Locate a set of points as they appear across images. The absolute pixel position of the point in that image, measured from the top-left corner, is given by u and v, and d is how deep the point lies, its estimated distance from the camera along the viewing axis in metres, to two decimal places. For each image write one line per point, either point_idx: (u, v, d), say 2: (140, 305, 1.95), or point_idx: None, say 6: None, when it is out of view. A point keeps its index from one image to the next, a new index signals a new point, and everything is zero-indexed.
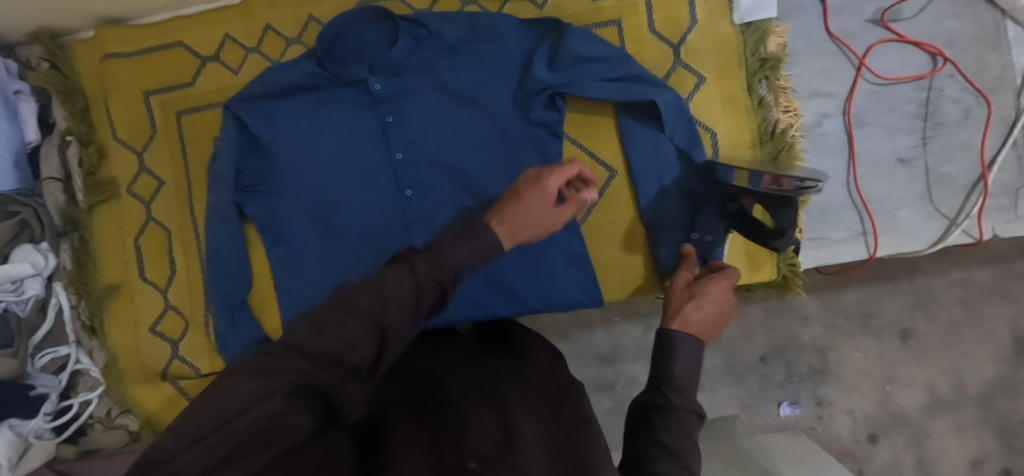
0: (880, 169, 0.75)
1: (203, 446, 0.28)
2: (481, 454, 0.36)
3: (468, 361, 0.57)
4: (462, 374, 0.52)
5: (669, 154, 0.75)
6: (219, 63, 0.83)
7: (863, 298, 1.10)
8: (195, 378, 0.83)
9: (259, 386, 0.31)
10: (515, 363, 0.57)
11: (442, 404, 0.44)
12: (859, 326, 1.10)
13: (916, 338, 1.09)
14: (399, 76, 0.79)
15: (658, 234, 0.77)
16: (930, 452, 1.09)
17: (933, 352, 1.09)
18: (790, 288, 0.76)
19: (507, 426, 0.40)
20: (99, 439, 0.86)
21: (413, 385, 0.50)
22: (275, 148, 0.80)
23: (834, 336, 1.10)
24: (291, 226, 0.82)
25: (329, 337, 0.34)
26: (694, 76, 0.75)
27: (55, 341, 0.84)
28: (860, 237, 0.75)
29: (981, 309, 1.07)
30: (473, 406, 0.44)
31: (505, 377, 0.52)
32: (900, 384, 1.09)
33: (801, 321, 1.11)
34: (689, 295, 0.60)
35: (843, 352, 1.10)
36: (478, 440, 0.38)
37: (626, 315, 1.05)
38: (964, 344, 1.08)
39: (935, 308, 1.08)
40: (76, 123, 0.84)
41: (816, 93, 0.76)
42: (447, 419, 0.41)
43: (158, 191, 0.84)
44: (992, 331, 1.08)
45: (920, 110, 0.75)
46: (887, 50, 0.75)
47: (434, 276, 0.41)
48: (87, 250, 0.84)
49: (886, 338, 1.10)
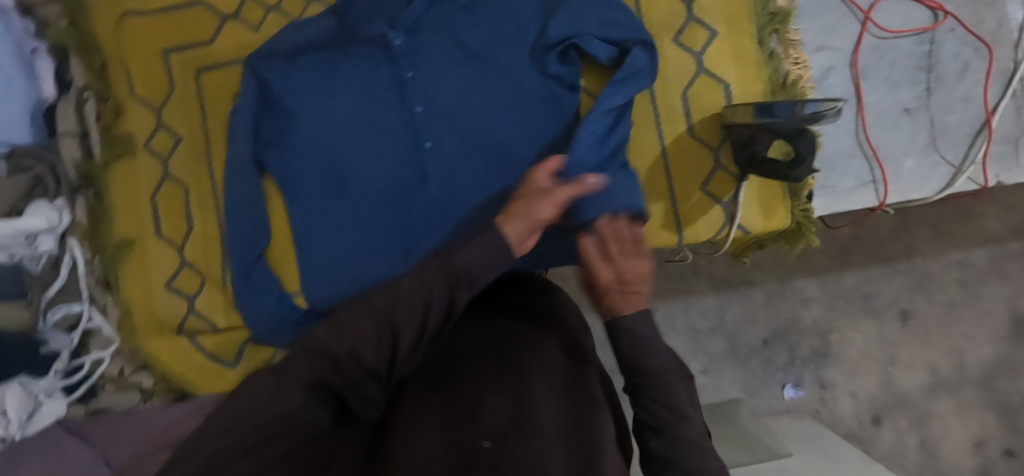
0: (888, 119, 0.78)
1: (229, 442, 0.32)
2: (494, 435, 0.37)
3: (478, 327, 0.54)
4: (470, 340, 0.52)
5: (676, 106, 0.78)
6: (239, 21, 0.84)
7: (864, 280, 1.11)
8: (213, 334, 0.83)
9: (279, 384, 0.35)
10: (528, 325, 0.55)
11: (454, 379, 0.45)
12: (860, 308, 1.11)
13: (915, 319, 1.10)
14: (415, 33, 0.81)
15: (676, 183, 0.78)
16: (934, 433, 1.09)
17: (933, 333, 1.10)
18: (804, 236, 0.78)
19: (519, 406, 0.41)
20: (110, 400, 0.85)
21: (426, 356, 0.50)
22: (292, 104, 0.81)
23: (835, 318, 1.11)
24: (306, 182, 0.82)
25: (347, 336, 0.39)
26: (705, 31, 0.78)
27: (66, 299, 0.83)
28: (870, 186, 0.77)
29: (978, 289, 1.08)
30: (486, 381, 0.44)
31: (517, 342, 0.51)
32: (903, 367, 1.10)
33: (802, 304, 1.12)
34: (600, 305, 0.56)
35: (846, 334, 1.11)
36: (490, 420, 0.39)
37: None
38: (966, 326, 1.09)
39: (936, 290, 1.09)
40: (94, 81, 0.84)
41: (823, 47, 0.78)
42: (461, 399, 0.42)
43: (176, 147, 0.84)
44: (990, 310, 1.09)
45: (923, 63, 0.77)
46: (890, 5, 0.77)
47: (447, 272, 0.45)
48: (102, 204, 0.83)
49: (887, 320, 1.10)
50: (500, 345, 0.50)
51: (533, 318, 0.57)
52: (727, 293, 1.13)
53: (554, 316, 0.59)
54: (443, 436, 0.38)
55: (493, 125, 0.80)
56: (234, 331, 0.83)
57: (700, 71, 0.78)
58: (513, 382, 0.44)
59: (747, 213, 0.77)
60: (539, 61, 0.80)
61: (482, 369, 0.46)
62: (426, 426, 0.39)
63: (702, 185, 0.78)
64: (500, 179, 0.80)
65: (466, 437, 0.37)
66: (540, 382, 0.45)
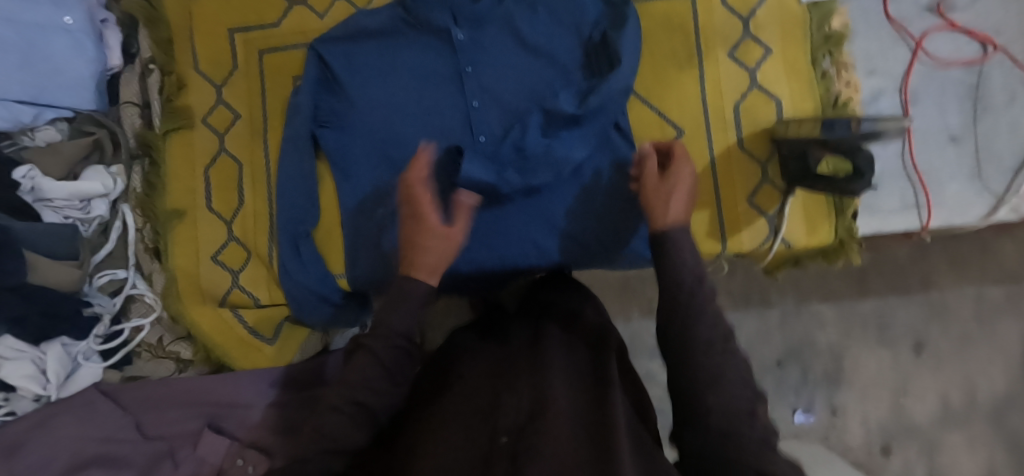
0: (933, 144, 0.80)
1: None
2: (511, 429, 0.44)
3: (483, 350, 0.63)
4: (486, 362, 0.59)
5: (729, 117, 0.80)
6: (305, 7, 0.86)
7: (882, 308, 1.10)
8: (254, 308, 0.84)
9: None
10: (537, 330, 0.61)
11: (470, 392, 0.53)
12: (874, 337, 1.10)
13: (930, 350, 1.09)
14: (478, 28, 0.82)
15: (725, 193, 0.80)
16: (941, 464, 1.08)
17: (947, 364, 1.09)
18: (845, 254, 0.79)
19: (536, 396, 0.46)
20: (145, 368, 0.86)
21: (439, 386, 0.59)
22: (353, 89, 0.83)
23: (850, 343, 1.10)
24: (361, 163, 0.83)
25: (318, 430, 0.48)
26: (761, 48, 0.80)
27: (113, 264, 0.85)
28: (913, 209, 0.79)
29: (993, 324, 1.08)
30: (496, 388, 0.51)
31: (522, 351, 0.58)
32: (914, 398, 1.08)
33: (818, 326, 1.11)
34: (667, 195, 0.57)
35: (858, 359, 1.10)
36: (509, 416, 0.45)
37: (646, 311, 1.05)
38: (980, 360, 1.08)
39: (952, 323, 1.09)
40: (159, 53, 0.86)
41: (873, 71, 0.81)
42: (483, 408, 0.49)
43: (232, 124, 0.86)
44: (1004, 346, 1.08)
45: (971, 92, 0.79)
46: (942, 36, 0.80)
47: (381, 339, 0.54)
48: (157, 172, 0.85)
49: (900, 349, 1.09)
50: (511, 357, 0.57)
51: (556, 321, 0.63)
52: (742, 311, 1.11)
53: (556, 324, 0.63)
54: (467, 439, 0.45)
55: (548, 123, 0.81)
56: (275, 307, 0.84)
57: (753, 86, 0.80)
58: (528, 377, 0.50)
59: (791, 227, 0.79)
60: (595, 68, 0.81)
61: (494, 381, 0.53)
62: (455, 430, 0.46)
63: (747, 198, 0.79)
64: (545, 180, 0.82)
65: (488, 439, 0.44)
66: (555, 373, 0.49)
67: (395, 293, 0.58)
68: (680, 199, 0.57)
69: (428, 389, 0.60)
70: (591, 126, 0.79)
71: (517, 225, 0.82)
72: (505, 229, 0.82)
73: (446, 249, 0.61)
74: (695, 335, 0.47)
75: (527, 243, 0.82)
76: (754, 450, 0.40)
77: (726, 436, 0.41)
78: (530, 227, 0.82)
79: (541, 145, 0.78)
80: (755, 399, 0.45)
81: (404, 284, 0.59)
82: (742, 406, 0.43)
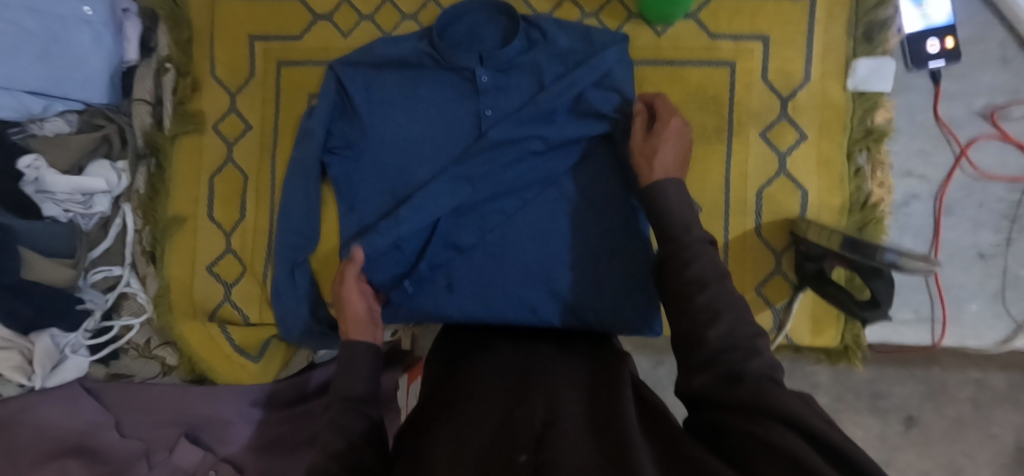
0: (960, 260, 0.76)
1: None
2: (529, 441, 0.45)
3: (491, 359, 0.65)
4: (496, 375, 0.60)
5: (753, 198, 0.77)
6: (330, 22, 0.83)
7: (877, 378, 0.82)
8: (243, 326, 0.84)
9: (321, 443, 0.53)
10: (537, 356, 0.65)
11: (479, 398, 0.55)
12: (865, 407, 0.82)
13: (921, 428, 0.81)
14: (504, 73, 0.78)
15: (745, 274, 0.77)
16: None
17: (934, 444, 0.81)
18: (847, 358, 0.78)
19: (551, 412, 0.48)
20: (131, 365, 0.87)
21: (444, 389, 0.61)
22: (369, 115, 0.79)
23: (841, 409, 0.82)
24: (367, 193, 0.80)
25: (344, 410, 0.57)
26: (796, 132, 0.76)
27: (110, 260, 0.85)
28: (927, 322, 0.77)
29: (990, 415, 0.79)
30: (509, 400, 0.53)
31: (530, 371, 0.60)
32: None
33: (808, 388, 0.83)
34: (655, 156, 0.61)
35: (846, 427, 0.82)
36: (525, 425, 0.47)
37: (638, 345, 0.94)
38: (969, 446, 0.80)
39: (946, 404, 0.81)
40: (178, 52, 0.85)
41: (910, 173, 0.77)
42: (497, 417, 0.50)
43: (243, 134, 0.84)
44: (997, 436, 0.80)
45: (1009, 211, 0.76)
46: (989, 145, 0.76)
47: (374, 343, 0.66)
48: (163, 176, 0.85)
49: (889, 422, 0.82)
50: (519, 374, 0.60)
51: (562, 351, 0.68)
52: None
53: (555, 354, 0.67)
54: (490, 442, 0.46)
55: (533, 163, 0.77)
56: (263, 327, 0.83)
57: (781, 172, 0.76)
58: (542, 398, 0.52)
59: (797, 324, 0.77)
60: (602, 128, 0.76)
61: (506, 396, 0.54)
62: (474, 434, 0.48)
63: (759, 289, 0.77)
64: (544, 228, 0.77)
65: (508, 451, 0.44)
66: (568, 396, 0.52)
67: (352, 364, 0.63)
68: (665, 158, 0.61)
69: (431, 394, 0.61)
70: (547, 191, 0.78)
71: (513, 282, 0.77)
72: (503, 284, 0.77)
73: (361, 354, 0.64)
74: (699, 290, 0.48)
75: (522, 305, 0.76)
76: (765, 388, 0.39)
77: (734, 381, 0.42)
78: (530, 288, 0.77)
79: (499, 209, 0.77)
80: (758, 341, 0.45)
81: (357, 360, 0.63)
82: (745, 344, 0.44)
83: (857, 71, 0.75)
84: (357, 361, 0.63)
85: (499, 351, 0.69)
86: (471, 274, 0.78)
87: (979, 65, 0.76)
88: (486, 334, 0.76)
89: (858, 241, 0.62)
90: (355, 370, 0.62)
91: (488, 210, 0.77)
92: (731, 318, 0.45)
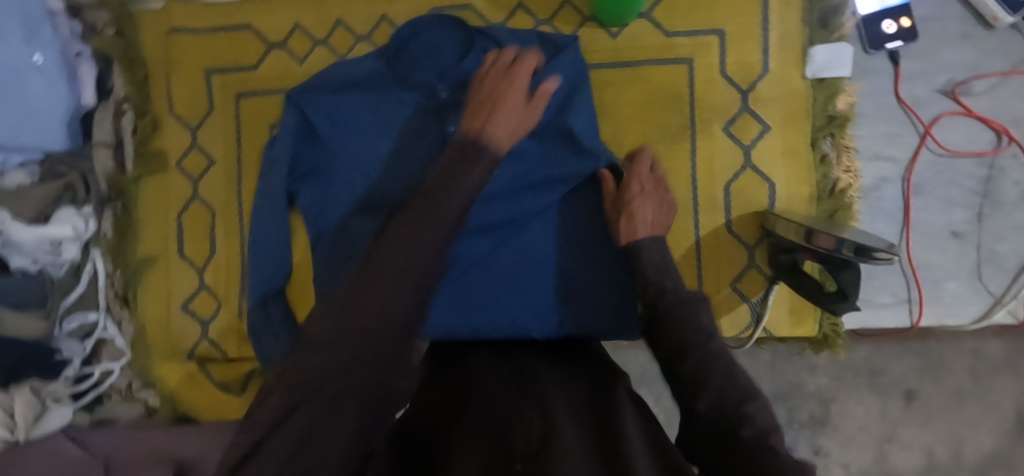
0: (935, 240, 0.76)
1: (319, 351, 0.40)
2: (526, 455, 0.39)
3: (493, 372, 0.61)
4: (497, 386, 0.55)
5: (723, 193, 0.77)
6: (284, 50, 0.83)
7: (874, 353, 0.79)
8: (222, 362, 0.83)
9: (366, 304, 0.43)
10: (529, 371, 0.61)
11: (478, 406, 0.49)
12: (864, 384, 0.79)
13: (921, 400, 0.78)
14: (463, 87, 0.78)
15: (723, 269, 0.77)
16: None
17: (936, 414, 0.78)
18: (828, 346, 0.77)
19: (550, 426, 0.43)
20: (115, 410, 0.85)
21: (438, 401, 0.55)
22: (332, 141, 0.78)
23: (839, 387, 0.79)
24: (339, 214, 0.78)
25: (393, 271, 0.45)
26: (759, 124, 0.76)
27: (84, 307, 0.83)
28: (905, 304, 0.76)
29: (989, 381, 0.77)
30: (511, 408, 0.48)
31: (527, 383, 0.55)
32: (901, 451, 0.78)
33: (805, 367, 0.80)
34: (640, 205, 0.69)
35: (846, 406, 0.79)
36: (522, 439, 0.41)
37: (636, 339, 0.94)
38: (971, 414, 0.77)
39: (945, 376, 0.78)
40: (134, 92, 0.85)
41: (878, 156, 0.76)
42: (492, 429, 0.45)
43: (207, 170, 0.84)
44: (997, 403, 0.77)
45: (980, 187, 0.76)
46: (954, 122, 0.75)
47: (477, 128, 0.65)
48: (129, 219, 0.85)
49: (889, 398, 0.79)
50: (516, 385, 0.55)
51: (558, 367, 0.64)
52: None
53: (546, 369, 0.62)
54: (484, 457, 0.40)
55: (516, 175, 0.75)
56: (243, 361, 0.83)
57: (746, 166, 0.76)
58: (540, 410, 0.46)
59: (774, 318, 0.77)
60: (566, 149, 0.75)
61: (505, 405, 0.49)
62: (465, 450, 0.42)
63: (735, 283, 0.77)
64: (526, 237, 0.77)
65: (501, 465, 0.39)
66: (564, 411, 0.47)
67: (408, 324, 0.44)
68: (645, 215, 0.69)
69: (426, 407, 0.55)
70: (532, 225, 0.77)
71: (494, 297, 0.75)
72: (484, 297, 0.76)
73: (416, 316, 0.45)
74: (693, 344, 0.52)
75: (504, 320, 0.74)
76: (762, 462, 0.40)
77: (731, 453, 0.43)
78: (512, 300, 0.75)
79: (480, 224, 0.75)
80: (745, 405, 0.46)
81: (373, 350, 0.40)
82: (736, 411, 0.46)
83: (815, 59, 0.75)
84: (378, 346, 0.41)
85: (492, 365, 0.63)
86: (454, 290, 0.76)
87: (939, 43, 0.76)
88: (467, 352, 0.69)
89: (823, 234, 0.61)
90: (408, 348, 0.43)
91: (465, 248, 0.75)
92: (720, 382, 0.48)
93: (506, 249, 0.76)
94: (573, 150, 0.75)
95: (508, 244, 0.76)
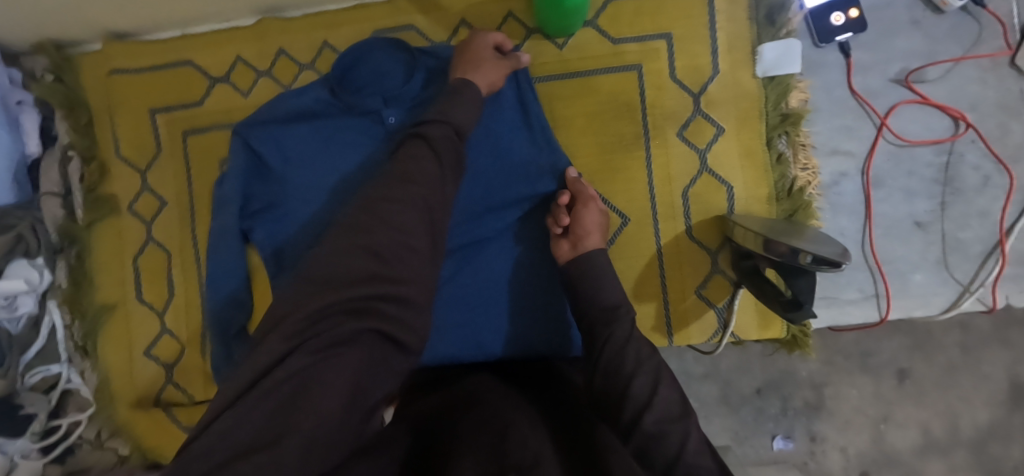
0: (898, 231, 0.75)
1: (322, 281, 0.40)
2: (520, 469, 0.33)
3: (480, 379, 0.58)
4: (495, 392, 0.51)
5: (683, 197, 0.75)
6: (229, 84, 0.81)
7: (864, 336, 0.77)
8: (188, 406, 0.81)
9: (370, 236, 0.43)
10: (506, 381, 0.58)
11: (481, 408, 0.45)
12: (855, 367, 0.77)
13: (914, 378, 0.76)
14: (411, 110, 0.76)
15: (687, 275, 0.76)
16: None
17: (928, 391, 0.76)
18: (798, 347, 0.76)
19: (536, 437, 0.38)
20: (87, 459, 0.84)
21: (449, 399, 0.51)
22: (282, 175, 0.76)
23: (830, 371, 0.77)
24: (296, 245, 0.77)
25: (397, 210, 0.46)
26: (712, 127, 0.75)
27: (46, 359, 0.82)
28: (872, 299, 0.75)
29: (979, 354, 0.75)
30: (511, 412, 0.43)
31: (512, 391, 0.53)
32: (898, 430, 0.77)
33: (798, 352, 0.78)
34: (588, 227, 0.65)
35: (839, 389, 0.77)
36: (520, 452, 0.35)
37: None
38: (963, 389, 0.76)
39: (935, 352, 0.76)
40: (79, 138, 0.83)
41: (836, 150, 0.75)
42: (491, 435, 0.39)
43: (160, 211, 0.82)
44: (989, 375, 0.76)
45: (940, 175, 0.74)
46: (909, 111, 0.74)
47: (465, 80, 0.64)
48: (84, 268, 0.83)
49: (882, 378, 0.77)
50: (504, 391, 0.52)
51: (534, 381, 0.61)
52: None
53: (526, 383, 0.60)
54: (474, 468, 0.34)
55: (472, 198, 0.73)
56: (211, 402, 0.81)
57: (703, 170, 0.75)
58: (524, 417, 0.43)
59: (742, 321, 0.76)
60: (520, 166, 0.74)
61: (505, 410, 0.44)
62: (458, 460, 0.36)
63: (700, 288, 0.76)
64: (485, 258, 0.75)
65: None
66: (537, 415, 0.45)
67: (416, 270, 0.44)
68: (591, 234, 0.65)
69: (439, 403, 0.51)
70: (491, 246, 0.75)
71: (456, 322, 0.74)
72: (449, 321, 0.74)
73: (427, 266, 0.46)
74: (639, 361, 0.52)
75: (468, 343, 0.73)
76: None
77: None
78: (476, 323, 0.74)
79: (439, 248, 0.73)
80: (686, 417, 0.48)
81: (381, 294, 0.41)
82: (679, 419, 0.47)
83: (764, 56, 0.73)
84: (385, 287, 0.41)
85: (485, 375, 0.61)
86: None
87: (889, 31, 0.74)
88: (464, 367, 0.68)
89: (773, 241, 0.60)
90: (424, 301, 0.44)
91: None
92: (665, 396, 0.49)
93: (468, 272, 0.75)
94: (526, 168, 0.73)
95: (468, 266, 0.75)
